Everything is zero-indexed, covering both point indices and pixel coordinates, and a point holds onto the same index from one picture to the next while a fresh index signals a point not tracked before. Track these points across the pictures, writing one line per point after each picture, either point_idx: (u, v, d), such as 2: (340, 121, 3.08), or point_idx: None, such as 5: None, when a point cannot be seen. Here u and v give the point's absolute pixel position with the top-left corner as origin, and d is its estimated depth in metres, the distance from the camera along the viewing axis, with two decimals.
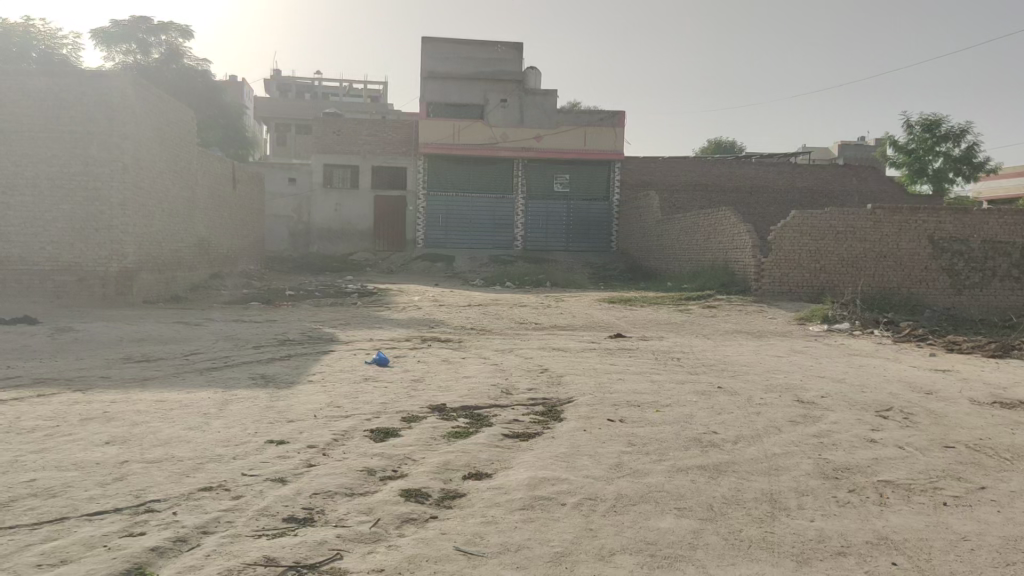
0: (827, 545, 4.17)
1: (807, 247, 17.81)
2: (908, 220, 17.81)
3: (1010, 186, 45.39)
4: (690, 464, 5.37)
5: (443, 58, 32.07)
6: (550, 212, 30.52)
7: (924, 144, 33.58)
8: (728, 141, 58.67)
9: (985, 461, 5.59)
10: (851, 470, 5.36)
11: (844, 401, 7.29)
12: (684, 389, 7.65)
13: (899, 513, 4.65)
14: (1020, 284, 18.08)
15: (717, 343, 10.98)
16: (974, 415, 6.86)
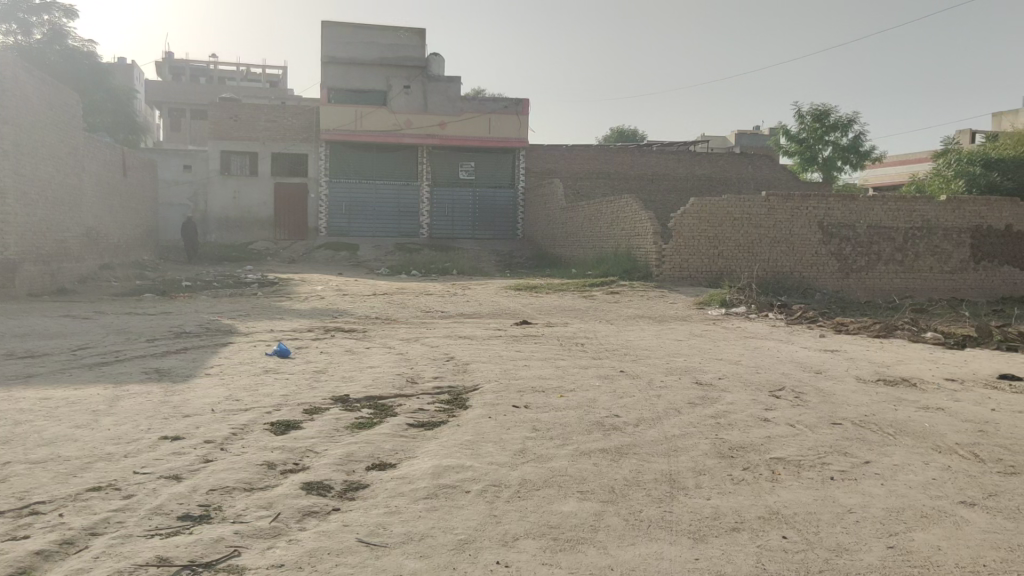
0: (722, 522, 4.32)
1: (705, 233, 18.27)
2: (800, 207, 18.51)
3: (897, 172, 47.56)
4: (593, 447, 5.48)
5: (344, 42, 31.24)
6: (455, 199, 30.48)
7: (814, 134, 34.93)
8: (630, 131, 60.02)
9: (869, 437, 5.88)
10: (746, 448, 5.56)
11: (739, 382, 7.55)
12: (587, 373, 7.81)
13: (790, 488, 4.85)
14: (901, 268, 19.12)
15: (621, 328, 11.24)
16: (860, 392, 7.21)
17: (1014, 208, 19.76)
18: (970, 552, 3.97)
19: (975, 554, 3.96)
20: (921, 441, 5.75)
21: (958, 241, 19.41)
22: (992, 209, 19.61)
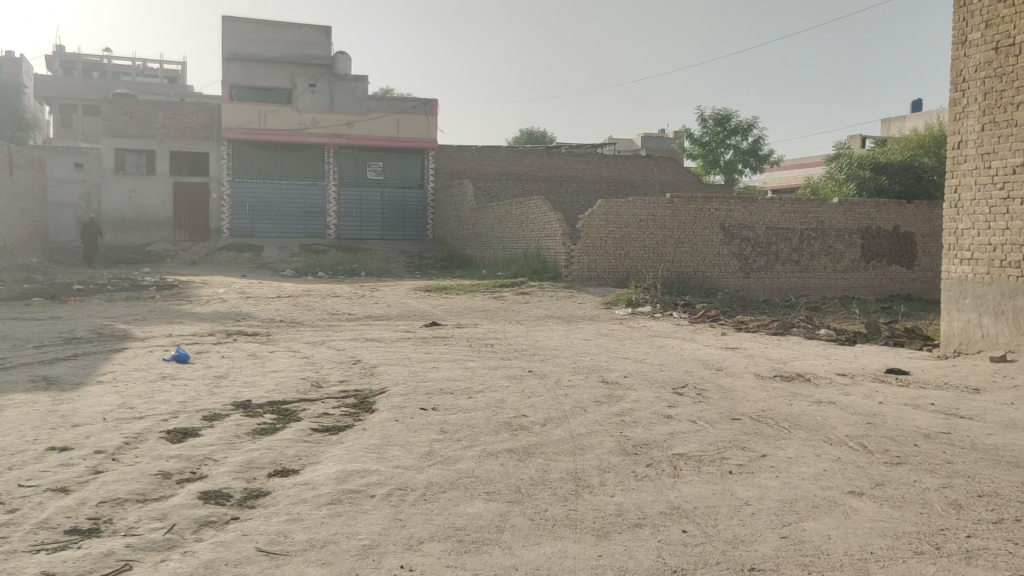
0: (625, 518, 4.40)
1: (612, 234, 18.55)
2: (703, 209, 19.04)
3: (793, 175, 49.50)
4: (500, 448, 5.49)
5: (246, 39, 30.17)
6: (363, 199, 30.14)
7: (716, 137, 36.00)
8: (539, 132, 60.60)
9: (766, 431, 6.08)
10: (649, 445, 5.68)
11: (644, 379, 7.72)
12: (496, 373, 7.84)
13: (690, 483, 4.98)
14: (798, 267, 19.88)
15: (530, 328, 11.33)
16: (758, 388, 7.46)
17: (901, 210, 20.76)
18: (858, 541, 4.15)
19: (863, 542, 4.13)
20: (815, 435, 5.98)
21: (850, 241, 20.31)
22: (881, 211, 20.56)
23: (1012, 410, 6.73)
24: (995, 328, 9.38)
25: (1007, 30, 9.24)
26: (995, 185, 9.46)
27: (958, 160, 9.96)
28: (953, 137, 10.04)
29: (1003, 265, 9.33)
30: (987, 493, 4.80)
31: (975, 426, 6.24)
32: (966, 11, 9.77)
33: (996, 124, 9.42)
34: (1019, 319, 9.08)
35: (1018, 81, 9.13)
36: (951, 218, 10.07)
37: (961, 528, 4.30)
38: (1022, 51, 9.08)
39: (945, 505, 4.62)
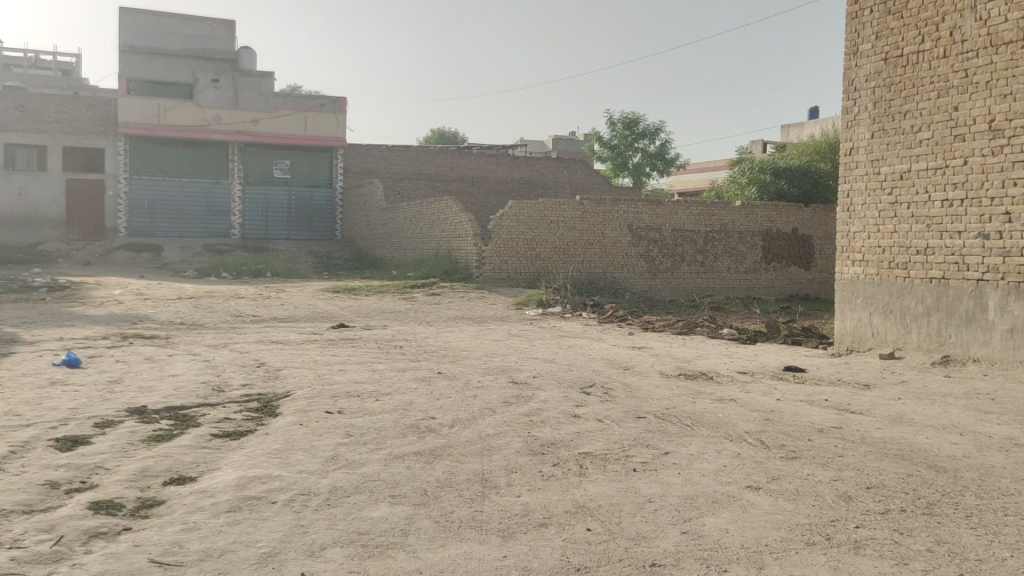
0: (530, 518, 4.42)
1: (523, 236, 18.67)
2: (612, 211, 19.34)
3: (698, 178, 50.84)
4: (407, 451, 5.45)
5: (145, 30, 29.17)
6: (269, 198, 29.53)
7: (625, 140, 36.65)
8: (450, 132, 60.62)
9: (669, 429, 6.21)
10: (556, 445, 5.72)
11: (552, 379, 7.78)
12: (405, 375, 7.78)
13: (596, 482, 5.05)
14: (703, 269, 20.41)
15: (439, 329, 11.29)
16: (663, 387, 7.62)
17: (799, 213, 21.54)
18: (755, 533, 4.28)
19: (759, 535, 4.27)
20: (716, 431, 6.14)
21: (752, 243, 20.99)
22: (781, 215, 21.30)
23: (900, 405, 7.08)
24: (884, 327, 9.84)
25: (896, 42, 9.71)
26: (884, 190, 9.92)
27: (850, 166, 10.38)
28: (845, 143, 10.45)
29: (892, 266, 9.79)
30: (874, 484, 5.03)
31: (865, 421, 6.53)
32: (858, 23, 10.19)
33: (885, 132, 9.87)
34: (906, 318, 9.57)
35: (906, 91, 9.60)
36: (844, 221, 10.50)
37: (851, 519, 4.48)
38: (909, 61, 9.55)
39: (836, 497, 4.82)
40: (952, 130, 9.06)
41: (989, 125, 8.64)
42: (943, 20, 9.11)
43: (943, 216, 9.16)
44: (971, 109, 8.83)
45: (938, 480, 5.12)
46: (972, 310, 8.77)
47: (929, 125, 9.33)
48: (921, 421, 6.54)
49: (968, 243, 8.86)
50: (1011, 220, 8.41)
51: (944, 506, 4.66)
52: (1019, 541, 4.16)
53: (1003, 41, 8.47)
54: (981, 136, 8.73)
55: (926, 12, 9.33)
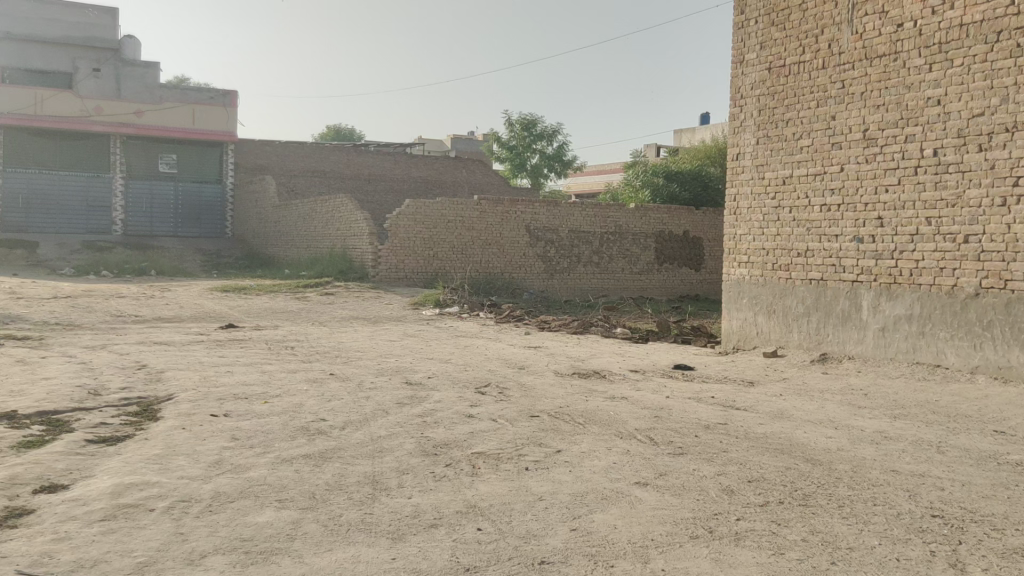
0: (421, 519, 4.39)
1: (420, 235, 18.54)
2: (509, 211, 19.47)
3: (593, 181, 51.78)
4: (295, 454, 5.32)
5: (20, 16, 27.67)
6: (155, 194, 28.39)
7: (522, 142, 36.97)
8: (348, 128, 59.86)
9: (562, 427, 6.28)
10: (449, 445, 5.71)
11: (447, 380, 7.74)
12: (296, 377, 7.60)
13: (488, 481, 5.05)
14: (598, 270, 20.79)
15: (332, 329, 11.08)
16: (557, 385, 7.70)
17: (690, 216, 22.18)
18: (641, 529, 4.37)
19: (645, 530, 4.35)
20: (607, 429, 6.24)
21: (645, 245, 21.48)
22: (673, 217, 21.89)
23: (781, 401, 7.37)
24: (768, 326, 10.24)
25: (779, 52, 10.09)
26: (768, 195, 10.30)
27: (737, 170, 10.72)
28: (732, 149, 10.79)
29: (775, 269, 10.18)
30: (755, 478, 5.21)
31: (749, 417, 6.76)
32: (744, 32, 10.54)
33: (769, 139, 10.25)
34: (788, 317, 9.98)
35: (788, 99, 10.00)
36: (730, 225, 10.84)
37: (732, 512, 4.63)
38: (791, 72, 9.96)
39: (719, 491, 4.97)
40: (830, 138, 9.50)
41: (863, 134, 9.11)
42: (822, 32, 9.55)
43: (822, 220, 9.60)
44: (847, 119, 9.29)
45: (815, 473, 5.35)
46: (849, 310, 9.25)
47: (809, 133, 9.75)
48: (799, 416, 6.84)
49: (844, 247, 9.33)
50: (883, 224, 8.91)
51: (819, 497, 4.88)
52: (886, 528, 4.40)
53: (877, 54, 8.95)
54: (856, 145, 9.19)
55: (807, 24, 9.75)
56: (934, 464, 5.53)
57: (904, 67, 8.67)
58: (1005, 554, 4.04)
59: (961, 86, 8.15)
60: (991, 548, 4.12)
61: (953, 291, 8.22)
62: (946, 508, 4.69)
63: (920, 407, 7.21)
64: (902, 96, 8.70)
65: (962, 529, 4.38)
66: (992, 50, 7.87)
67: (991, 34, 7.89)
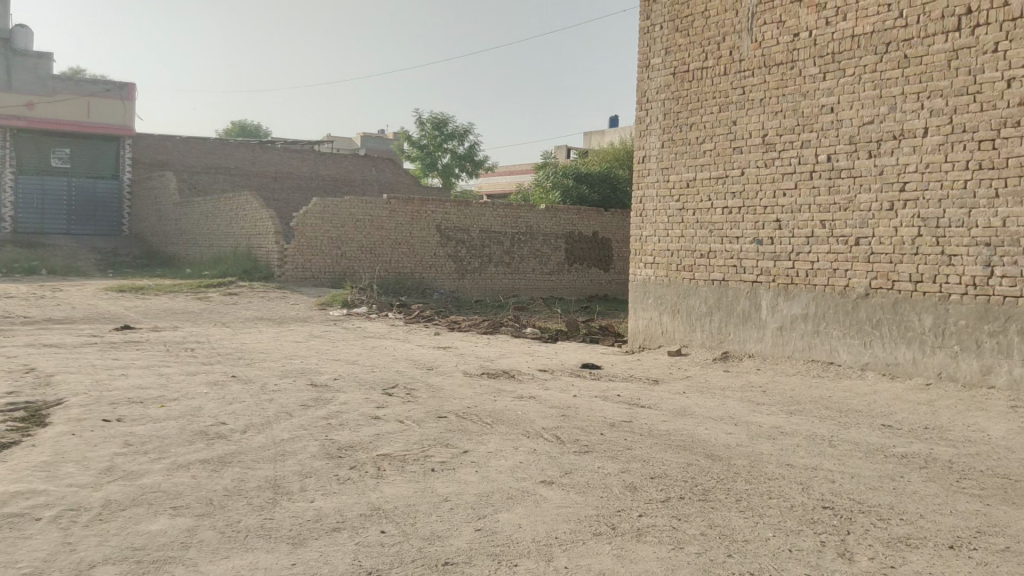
0: (323, 523, 4.31)
1: (327, 233, 18.25)
2: (418, 211, 19.39)
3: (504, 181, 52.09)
4: (193, 459, 5.15)
5: None
6: (46, 189, 27.10)
7: (433, 141, 36.83)
8: (253, 124, 58.60)
9: (469, 427, 6.27)
10: (354, 447, 5.63)
11: (353, 381, 7.63)
12: (195, 380, 7.36)
13: (393, 483, 5.00)
14: (508, 270, 20.89)
15: (235, 330, 10.80)
16: (465, 386, 7.69)
17: (599, 218, 22.52)
18: (546, 527, 4.40)
19: (549, 528, 4.39)
20: (514, 429, 6.27)
21: (555, 245, 21.69)
22: (581, 218, 22.18)
23: (684, 399, 7.54)
24: (673, 325, 10.47)
25: (683, 57, 10.33)
26: (673, 197, 10.53)
27: (643, 173, 10.91)
28: (638, 152, 10.98)
29: (680, 270, 10.41)
30: (657, 475, 5.31)
31: (653, 414, 6.90)
32: (650, 37, 10.74)
33: (674, 142, 10.47)
34: (691, 317, 10.22)
35: (691, 104, 10.24)
36: (636, 226, 11.02)
37: (635, 509, 4.70)
38: (694, 77, 10.21)
39: (622, 488, 5.05)
40: (731, 143, 9.78)
41: (763, 139, 9.41)
42: (724, 39, 9.82)
43: (724, 222, 9.87)
44: (747, 124, 9.58)
45: (715, 468, 5.49)
46: (749, 310, 9.55)
47: (711, 137, 10.01)
48: (701, 413, 7.01)
49: (745, 248, 9.62)
50: (780, 227, 9.23)
51: (718, 492, 5.01)
52: (780, 520, 4.55)
53: (775, 62, 9.26)
54: (756, 149, 9.49)
55: (710, 31, 10.01)
56: (826, 458, 5.75)
57: (801, 75, 9.00)
58: (889, 543, 4.23)
59: (852, 95, 8.51)
60: (877, 537, 4.31)
61: (846, 291, 8.58)
62: (835, 500, 4.89)
63: (815, 403, 7.50)
64: (798, 102, 9.03)
65: (850, 520, 4.57)
66: (881, 61, 8.25)
67: (880, 45, 8.26)
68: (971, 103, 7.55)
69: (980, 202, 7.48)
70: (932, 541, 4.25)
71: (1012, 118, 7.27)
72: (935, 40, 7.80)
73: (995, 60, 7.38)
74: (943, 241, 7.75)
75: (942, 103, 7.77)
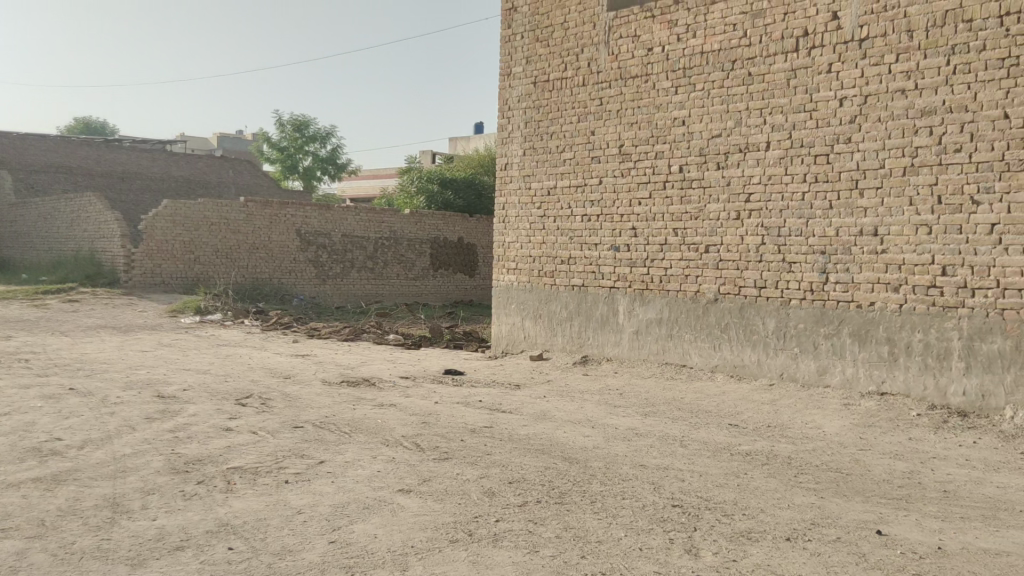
0: (166, 541, 4.10)
1: (180, 237, 17.47)
2: (277, 214, 18.86)
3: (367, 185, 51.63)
4: (23, 478, 4.79)
5: None
6: None
7: (294, 143, 35.99)
8: (99, 123, 55.57)
9: (326, 437, 6.13)
10: (203, 460, 5.39)
11: (205, 392, 7.31)
12: (28, 394, 6.85)
13: (243, 497, 4.81)
14: (372, 275, 20.62)
15: (74, 339, 10.15)
16: (324, 394, 7.52)
17: (464, 223, 22.62)
18: (402, 536, 4.35)
19: (405, 538, 4.34)
20: (373, 437, 6.17)
21: (420, 251, 21.59)
22: (446, 223, 22.21)
23: (543, 403, 7.66)
24: (535, 330, 10.61)
25: (543, 67, 10.51)
26: (534, 205, 10.66)
27: (505, 180, 10.99)
28: (500, 159, 11.06)
29: (541, 275, 10.57)
30: (516, 479, 5.36)
31: (513, 419, 6.96)
32: (511, 46, 10.87)
33: (534, 150, 10.61)
34: (553, 322, 10.40)
35: (552, 113, 10.42)
36: (499, 232, 11.10)
37: (492, 514, 4.72)
38: (555, 87, 10.39)
39: (481, 494, 5.06)
40: (590, 152, 10.01)
41: (619, 150, 9.68)
42: (583, 51, 10.06)
43: (583, 229, 10.09)
44: (604, 135, 9.84)
45: (571, 471, 5.59)
46: (607, 314, 9.81)
47: (571, 146, 10.21)
48: (560, 416, 7.14)
49: (603, 255, 9.88)
50: (636, 235, 9.53)
51: (574, 495, 5.10)
52: (632, 520, 4.67)
53: (630, 75, 9.56)
54: (613, 159, 9.75)
55: (569, 42, 10.23)
56: (676, 458, 5.97)
57: (654, 88, 9.33)
58: (732, 537, 4.42)
59: (702, 109, 8.89)
60: (721, 532, 4.50)
61: (696, 297, 8.95)
62: (684, 498, 5.07)
63: (668, 404, 7.76)
64: (652, 115, 9.35)
65: (697, 517, 4.75)
66: (728, 77, 8.66)
67: (726, 62, 8.68)
68: (808, 120, 8.04)
69: (816, 213, 7.98)
70: (771, 534, 4.47)
71: (844, 135, 7.79)
72: (776, 60, 8.27)
73: (829, 79, 7.88)
74: (784, 250, 8.22)
75: (782, 119, 8.23)
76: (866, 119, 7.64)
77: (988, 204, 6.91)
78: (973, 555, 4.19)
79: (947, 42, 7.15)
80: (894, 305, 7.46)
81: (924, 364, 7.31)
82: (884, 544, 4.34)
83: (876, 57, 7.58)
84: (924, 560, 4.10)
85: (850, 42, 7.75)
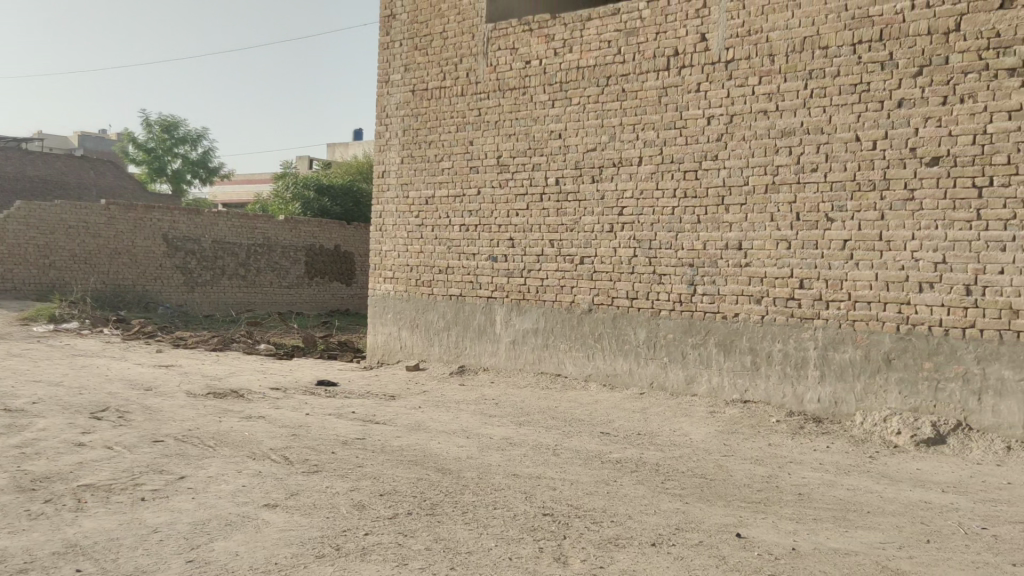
0: (5, 565, 3.81)
1: (33, 240, 16.41)
2: (143, 218, 18.02)
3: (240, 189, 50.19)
4: None
5: None
6: None
7: (162, 144, 34.53)
8: None
9: (189, 451, 5.86)
10: (51, 478, 5.05)
11: (56, 405, 6.87)
12: None
13: (94, 516, 4.53)
14: (244, 283, 19.99)
15: None
16: (187, 407, 7.20)
17: (341, 231, 22.29)
18: (265, 553, 4.19)
19: (269, 554, 4.19)
20: (239, 450, 5.95)
21: (295, 258, 21.11)
22: (322, 230, 21.82)
23: (417, 413, 7.60)
24: (411, 340, 10.53)
25: (422, 76, 10.47)
26: (412, 214, 10.57)
27: (382, 188, 10.85)
28: (377, 167, 10.92)
29: (419, 285, 10.48)
30: (387, 491, 5.27)
31: (386, 430, 6.87)
32: (389, 53, 10.77)
33: (413, 158, 10.54)
34: (430, 331, 10.34)
35: (430, 122, 10.38)
36: (376, 240, 10.95)
37: (361, 527, 4.62)
38: (433, 96, 10.36)
39: (350, 507, 4.95)
40: (468, 162, 10.02)
41: (497, 160, 9.74)
42: (462, 61, 10.07)
43: (461, 239, 10.08)
44: (482, 145, 9.88)
45: (444, 481, 5.56)
46: (485, 323, 9.83)
47: (449, 156, 10.20)
48: (434, 427, 7.09)
49: (480, 265, 9.90)
50: (513, 245, 9.61)
51: (445, 506, 5.06)
52: (502, 530, 4.67)
53: (508, 87, 9.65)
54: (490, 170, 9.80)
55: (448, 52, 10.23)
56: (548, 466, 6.03)
57: (532, 101, 9.44)
58: (600, 544, 4.49)
59: (578, 122, 9.07)
60: (589, 539, 4.56)
61: (571, 307, 9.10)
62: (555, 506, 5.12)
63: (542, 413, 7.84)
64: (529, 127, 9.46)
65: (566, 525, 4.80)
66: (602, 93, 8.87)
67: (601, 78, 8.89)
68: (678, 137, 8.33)
69: (685, 226, 8.26)
70: (638, 540, 4.57)
71: (711, 152, 8.10)
72: (648, 77, 8.53)
73: (698, 98, 8.19)
74: (655, 262, 8.47)
75: (653, 135, 8.49)
76: (731, 138, 7.98)
77: (841, 222, 7.34)
78: (823, 554, 4.40)
79: (805, 66, 7.55)
80: (756, 316, 7.81)
81: (783, 372, 7.69)
82: (743, 546, 4.51)
83: (741, 79, 7.93)
84: (779, 561, 4.28)
85: (717, 63, 8.08)
